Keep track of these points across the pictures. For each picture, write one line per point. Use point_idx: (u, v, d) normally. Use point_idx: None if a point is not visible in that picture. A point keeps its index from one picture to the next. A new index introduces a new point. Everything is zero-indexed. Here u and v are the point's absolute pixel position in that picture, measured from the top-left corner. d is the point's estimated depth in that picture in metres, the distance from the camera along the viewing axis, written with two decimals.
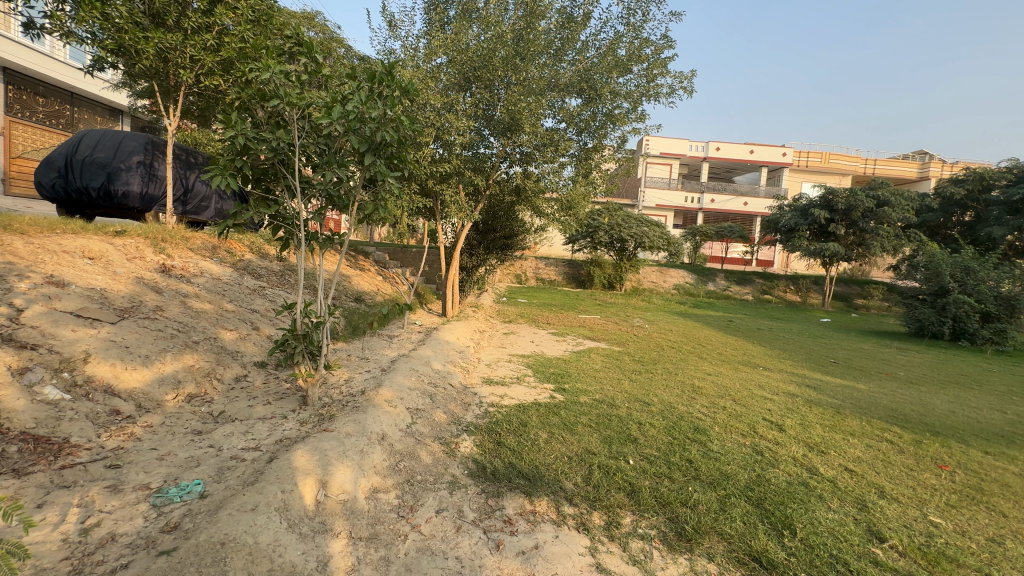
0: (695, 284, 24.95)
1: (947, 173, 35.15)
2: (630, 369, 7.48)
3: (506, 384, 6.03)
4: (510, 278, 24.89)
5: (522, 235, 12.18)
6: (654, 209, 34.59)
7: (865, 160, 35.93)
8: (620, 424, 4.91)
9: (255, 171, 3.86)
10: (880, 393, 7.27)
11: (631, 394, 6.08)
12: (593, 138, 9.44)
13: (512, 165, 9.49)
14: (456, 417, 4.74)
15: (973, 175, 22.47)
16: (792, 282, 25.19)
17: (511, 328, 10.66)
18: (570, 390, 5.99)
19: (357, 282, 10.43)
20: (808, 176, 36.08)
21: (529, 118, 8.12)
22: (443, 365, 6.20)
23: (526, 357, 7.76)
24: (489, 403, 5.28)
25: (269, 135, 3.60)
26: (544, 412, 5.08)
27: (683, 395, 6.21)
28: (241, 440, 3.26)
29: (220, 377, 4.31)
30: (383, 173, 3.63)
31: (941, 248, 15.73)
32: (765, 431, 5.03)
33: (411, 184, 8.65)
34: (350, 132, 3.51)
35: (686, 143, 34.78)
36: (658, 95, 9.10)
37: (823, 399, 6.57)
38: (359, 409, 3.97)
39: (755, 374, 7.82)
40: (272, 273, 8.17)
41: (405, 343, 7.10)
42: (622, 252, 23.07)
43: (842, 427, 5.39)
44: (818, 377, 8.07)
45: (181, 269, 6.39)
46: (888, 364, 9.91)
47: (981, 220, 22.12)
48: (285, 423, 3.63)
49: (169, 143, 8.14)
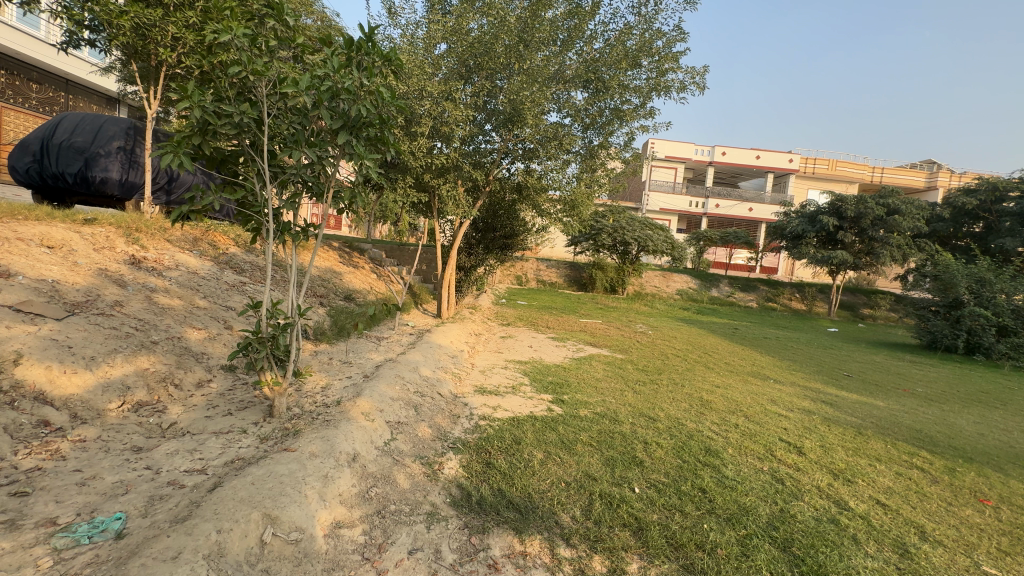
0: (698, 290, 24.48)
1: (956, 183, 34.68)
2: (633, 379, 7.02)
3: (500, 394, 5.57)
4: (510, 279, 24.45)
5: (523, 235, 11.73)
6: (659, 213, 34.12)
7: (873, 168, 35.46)
8: (623, 443, 4.45)
9: (220, 152, 3.41)
10: (900, 411, 6.80)
11: (636, 407, 5.61)
12: (599, 135, 9.01)
13: (514, 162, 9.07)
14: (443, 432, 4.28)
15: (985, 184, 21.98)
16: (797, 290, 24.73)
17: (508, 332, 10.20)
18: (569, 402, 5.54)
19: (349, 279, 9.98)
20: (815, 184, 35.59)
21: (533, 110, 7.67)
22: (432, 371, 5.75)
23: (523, 363, 7.30)
24: (481, 415, 4.81)
25: (230, 108, 3.11)
26: (540, 428, 4.62)
27: (692, 410, 5.74)
28: (186, 461, 2.80)
29: (179, 382, 3.85)
30: (359, 154, 3.13)
31: (955, 259, 15.25)
32: (783, 454, 4.57)
33: (407, 177, 8.20)
34: (321, 104, 3.03)
35: (692, 147, 34.31)
36: (669, 91, 8.64)
37: (842, 417, 6.11)
38: (330, 423, 3.51)
39: (767, 388, 7.35)
40: (257, 268, 7.73)
41: (395, 346, 6.65)
42: (624, 256, 22.62)
43: (867, 451, 4.93)
44: (833, 392, 7.59)
45: (154, 262, 5.95)
46: (903, 379, 9.44)
47: (993, 231, 21.62)
48: (243, 438, 3.18)
49: (150, 127, 7.70)
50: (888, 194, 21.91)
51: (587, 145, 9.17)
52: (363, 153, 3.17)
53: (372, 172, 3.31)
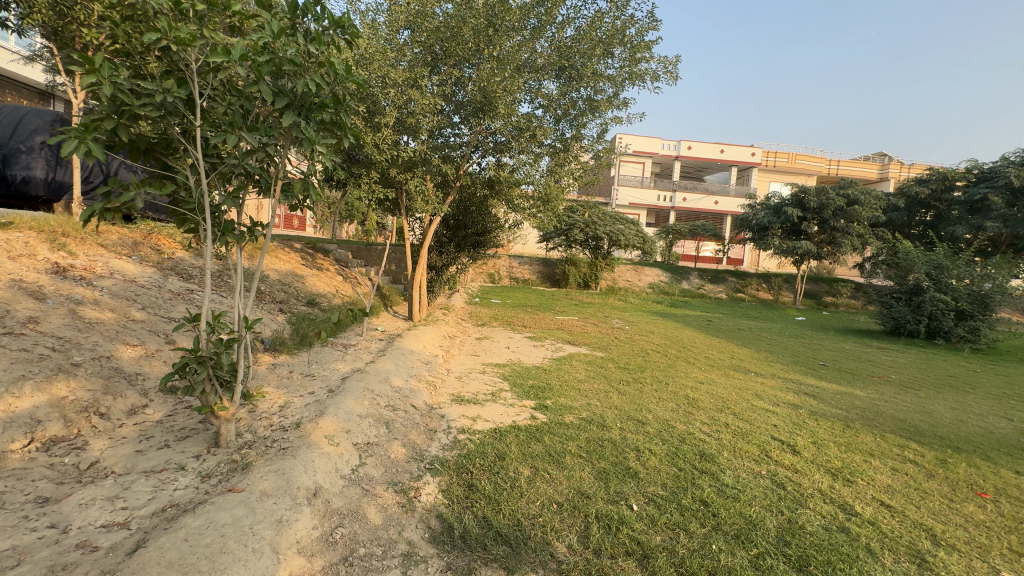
0: (670, 282, 24.71)
1: (906, 175, 36.30)
2: (616, 379, 6.75)
3: (480, 402, 5.19)
4: (483, 278, 24.03)
5: (496, 232, 11.35)
6: (628, 207, 34.36)
7: (830, 161, 36.75)
8: (614, 452, 4.14)
9: (144, 141, 2.87)
10: (881, 400, 6.78)
11: (623, 410, 5.33)
12: (572, 127, 8.74)
13: (485, 155, 8.69)
14: (418, 450, 3.86)
15: (936, 174, 22.92)
16: (764, 280, 25.31)
17: (484, 333, 9.81)
18: (553, 408, 5.21)
19: (312, 283, 9.36)
20: (776, 176, 36.56)
21: (504, 99, 7.28)
22: (405, 381, 5.31)
23: (502, 367, 6.93)
24: (459, 428, 4.42)
25: (151, 86, 2.60)
26: (524, 439, 4.26)
27: (680, 410, 5.50)
28: (103, 513, 2.30)
29: (105, 412, 3.30)
30: (310, 138, 2.63)
31: (913, 247, 15.76)
32: (778, 454, 4.38)
33: (372, 172, 7.69)
34: (259, 78, 2.52)
35: (659, 142, 34.64)
36: (642, 80, 8.41)
37: (827, 410, 6.01)
38: (287, 452, 3.05)
39: (750, 382, 7.23)
40: (207, 274, 7.06)
41: (363, 354, 6.16)
42: (597, 251, 22.57)
43: (858, 445, 4.80)
44: (813, 383, 7.55)
45: (83, 270, 5.28)
46: (875, 366, 9.57)
47: (944, 219, 22.60)
48: (180, 478, 2.69)
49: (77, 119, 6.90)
50: (848, 186, 22.57)
51: (559, 137, 8.85)
52: (314, 138, 2.66)
53: (326, 160, 2.81)
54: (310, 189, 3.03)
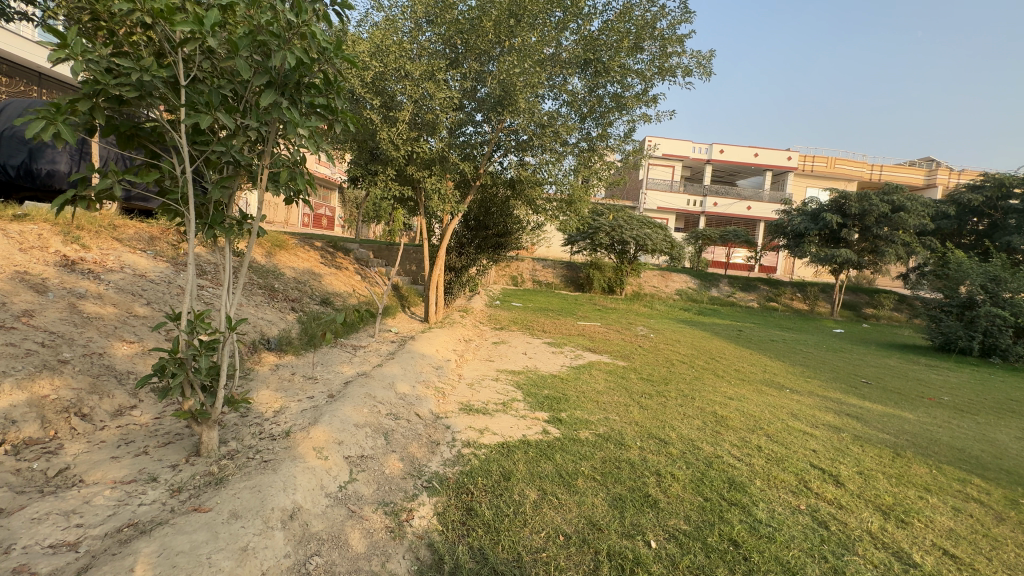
0: (698, 289, 23.88)
1: (957, 181, 34.22)
2: (638, 392, 6.32)
3: (489, 413, 4.87)
4: (505, 280, 23.75)
5: (518, 234, 11.04)
6: (656, 211, 33.54)
7: (872, 166, 35.03)
8: (633, 476, 3.75)
9: (127, 125, 2.68)
10: (934, 425, 6.14)
11: (643, 427, 4.92)
12: (598, 125, 8.38)
13: (506, 154, 8.41)
14: (417, 465, 3.57)
15: (991, 180, 21.45)
16: (798, 289, 24.20)
17: (501, 337, 9.49)
18: (568, 421, 4.85)
19: (329, 281, 9.26)
20: (814, 181, 35.09)
21: (525, 94, 6.98)
22: (412, 387, 5.03)
23: (517, 374, 6.60)
24: (464, 441, 4.11)
25: (127, 65, 2.38)
26: (533, 457, 3.92)
27: (707, 429, 5.05)
28: (54, 531, 2.08)
29: (88, 413, 3.12)
30: (292, 120, 2.34)
31: (966, 256, 14.69)
32: (818, 486, 3.91)
33: (388, 169, 7.50)
34: (236, 52, 2.26)
35: (689, 145, 33.72)
36: (673, 76, 7.95)
37: (873, 434, 5.44)
38: (269, 466, 2.79)
39: (784, 400, 6.68)
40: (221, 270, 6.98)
41: (372, 357, 5.92)
42: (622, 255, 21.98)
43: (911, 478, 4.27)
44: (855, 402, 6.92)
45: (93, 263, 5.22)
46: (925, 385, 8.81)
47: (998, 228, 21.11)
48: (149, 490, 2.47)
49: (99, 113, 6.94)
50: (893, 191, 21.34)
51: (584, 136, 8.50)
52: (298, 121, 2.38)
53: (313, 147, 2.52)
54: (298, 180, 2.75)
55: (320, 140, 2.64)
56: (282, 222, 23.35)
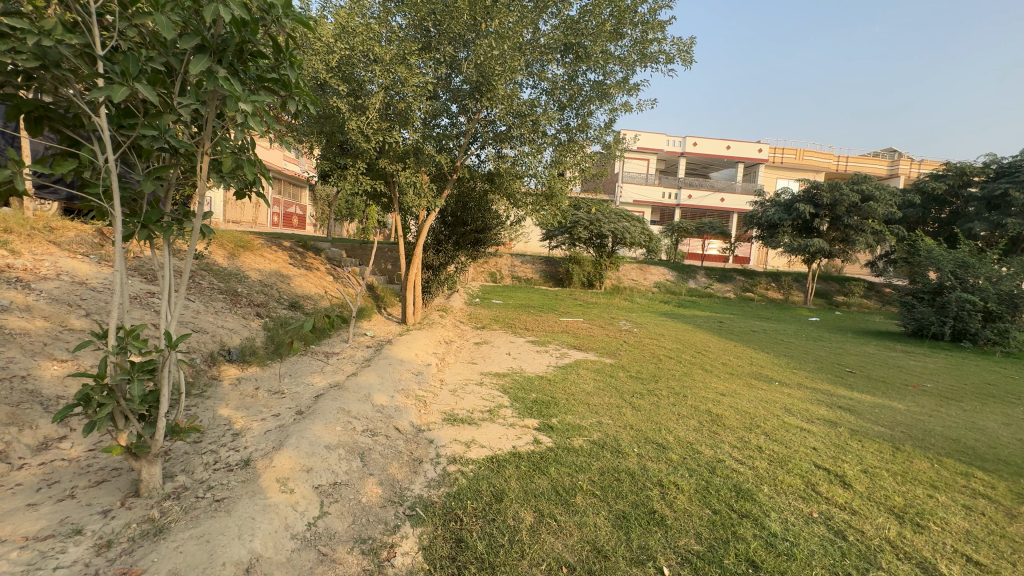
0: (676, 282, 23.99)
1: (918, 171, 35.40)
2: (629, 391, 6.07)
3: (476, 423, 4.50)
4: (484, 277, 23.34)
5: (497, 229, 10.67)
6: (632, 205, 33.61)
7: (839, 157, 35.92)
8: (634, 489, 3.46)
9: (33, 104, 2.22)
10: (925, 415, 6.07)
11: (639, 431, 4.65)
12: (578, 116, 8.10)
13: (484, 146, 8.04)
14: (398, 488, 3.19)
15: (953, 169, 22.10)
16: (773, 279, 24.58)
17: (483, 337, 9.12)
18: (560, 428, 4.54)
19: (298, 283, 8.72)
20: (784, 173, 35.77)
21: (503, 81, 6.61)
22: (390, 398, 4.64)
23: (502, 377, 6.27)
24: (450, 457, 3.75)
25: (25, 28, 1.93)
26: (526, 472, 3.59)
27: (704, 431, 4.82)
28: None
29: (3, 450, 2.65)
30: (231, 92, 1.91)
31: (935, 243, 15.04)
32: (828, 489, 3.70)
33: (358, 163, 7.02)
34: (156, 6, 1.85)
35: (663, 138, 33.84)
36: (655, 63, 7.69)
37: (869, 428, 5.31)
38: (221, 508, 2.38)
39: (775, 394, 6.54)
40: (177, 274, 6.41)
41: (346, 365, 5.48)
42: (601, 249, 21.87)
43: (917, 475, 4.12)
44: (844, 394, 6.84)
45: (24, 271, 4.64)
46: (907, 373, 8.85)
47: (960, 216, 21.82)
48: (70, 547, 2.03)
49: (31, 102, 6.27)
50: (861, 181, 21.79)
51: (564, 127, 8.20)
52: (238, 92, 1.93)
53: (260, 126, 2.09)
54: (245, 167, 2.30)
55: (271, 120, 2.22)
56: (250, 221, 22.39)
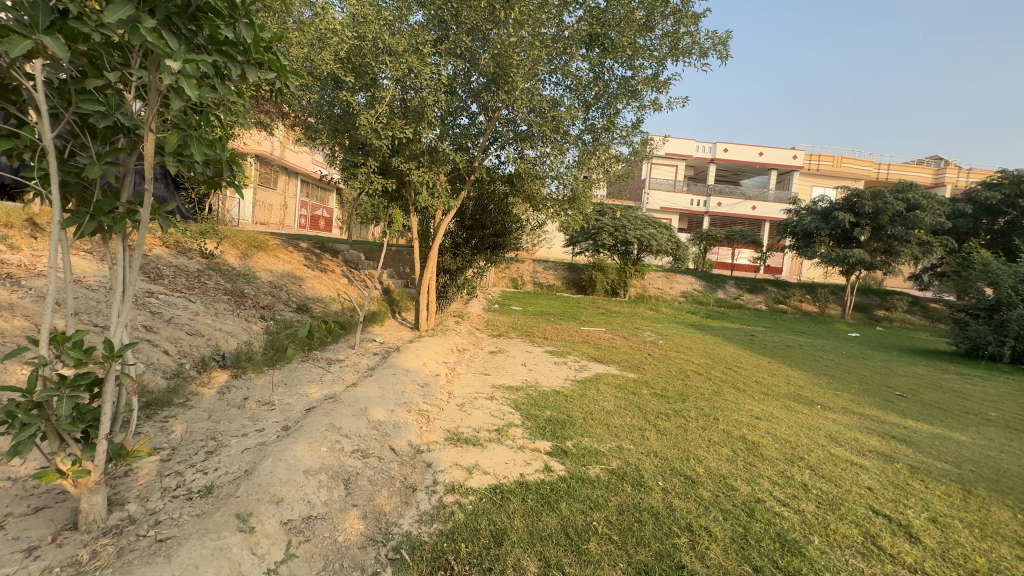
0: (704, 292, 23.09)
1: (967, 181, 33.40)
2: (653, 411, 5.53)
3: (481, 444, 4.06)
4: (505, 282, 22.96)
5: (517, 234, 10.26)
6: (659, 212, 32.75)
7: (880, 164, 34.23)
8: (658, 535, 2.95)
9: None
10: (994, 450, 5.34)
11: (664, 460, 4.13)
12: (603, 116, 7.67)
13: (504, 147, 7.70)
14: (385, 524, 2.78)
15: (1009, 178, 20.62)
16: (808, 291, 23.40)
17: (498, 346, 8.69)
18: (575, 454, 4.07)
19: (310, 286, 8.49)
20: (820, 181, 34.32)
21: (522, 75, 6.22)
22: (389, 413, 4.26)
23: (515, 390, 5.82)
24: (448, 485, 3.32)
25: None
26: (533, 508, 3.13)
27: (738, 462, 4.27)
28: None
29: None
30: (156, 43, 1.56)
31: (992, 255, 13.87)
32: (892, 544, 3.12)
33: (371, 161, 6.71)
34: None
35: (693, 144, 32.92)
36: (688, 57, 7.16)
37: (931, 464, 4.65)
38: (161, 554, 2.00)
39: (818, 420, 5.88)
40: (182, 273, 6.21)
41: (347, 374, 5.14)
42: (626, 256, 21.20)
43: (999, 529, 3.48)
44: (897, 421, 6.13)
45: (16, 267, 4.45)
46: (965, 399, 8.00)
47: (1016, 227, 20.31)
48: None
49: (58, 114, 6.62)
50: (907, 190, 20.53)
51: (588, 127, 7.76)
52: (165, 46, 1.59)
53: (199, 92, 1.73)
54: (191, 145, 1.95)
55: (221, 89, 1.89)
56: (276, 223, 22.64)
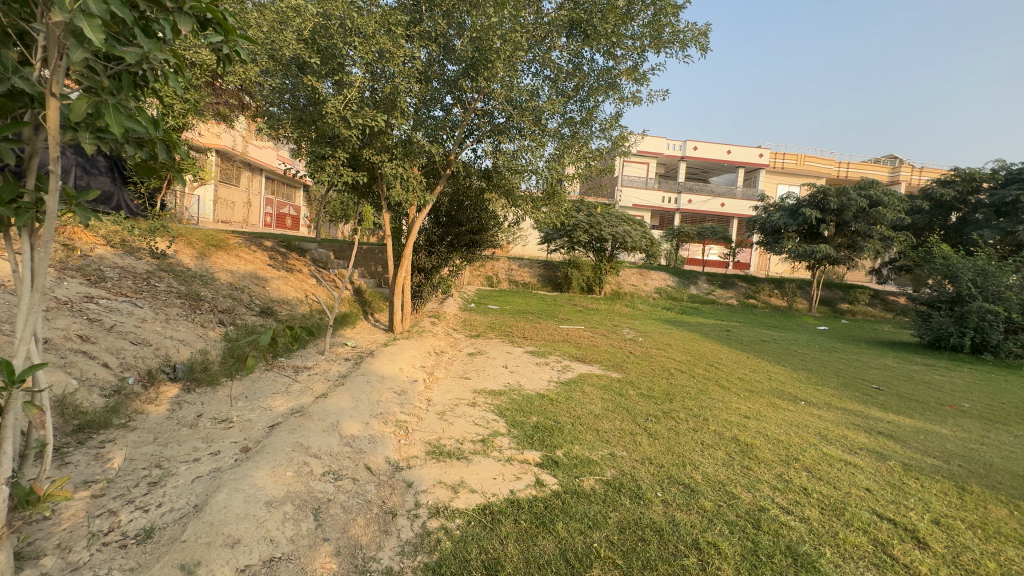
0: (677, 288, 23.32)
1: (921, 179, 34.98)
2: (642, 414, 5.32)
3: (465, 457, 3.74)
4: (479, 281, 22.60)
5: (493, 230, 9.94)
6: (631, 209, 32.96)
7: (840, 163, 35.45)
8: (665, 556, 2.70)
9: None
10: (977, 442, 5.37)
11: (660, 467, 3.90)
12: (582, 108, 7.42)
13: (480, 140, 7.35)
14: (362, 560, 2.43)
15: (962, 176, 21.57)
16: (776, 286, 23.95)
17: (477, 347, 8.35)
18: (567, 465, 3.79)
19: (275, 287, 7.95)
20: (785, 179, 35.30)
21: (500, 61, 5.88)
22: (364, 426, 3.88)
23: (498, 395, 5.51)
24: (432, 508, 2.99)
25: None
26: (528, 531, 2.82)
27: (735, 466, 4.09)
28: None
29: None
30: None
31: (951, 248, 14.39)
32: (906, 553, 2.97)
33: (339, 152, 6.26)
34: None
35: (664, 141, 33.27)
36: (669, 48, 6.98)
37: (922, 460, 4.60)
38: None
39: (805, 417, 5.80)
40: (129, 275, 5.63)
41: (316, 384, 4.71)
42: (600, 254, 21.16)
43: (1002, 528, 3.40)
44: (881, 416, 6.12)
45: None
46: (937, 390, 8.15)
47: (968, 223, 21.28)
48: None
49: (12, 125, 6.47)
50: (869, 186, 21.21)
51: (567, 120, 7.49)
52: None
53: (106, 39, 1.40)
54: (104, 114, 1.53)
55: (145, 41, 1.55)
56: (239, 221, 21.59)
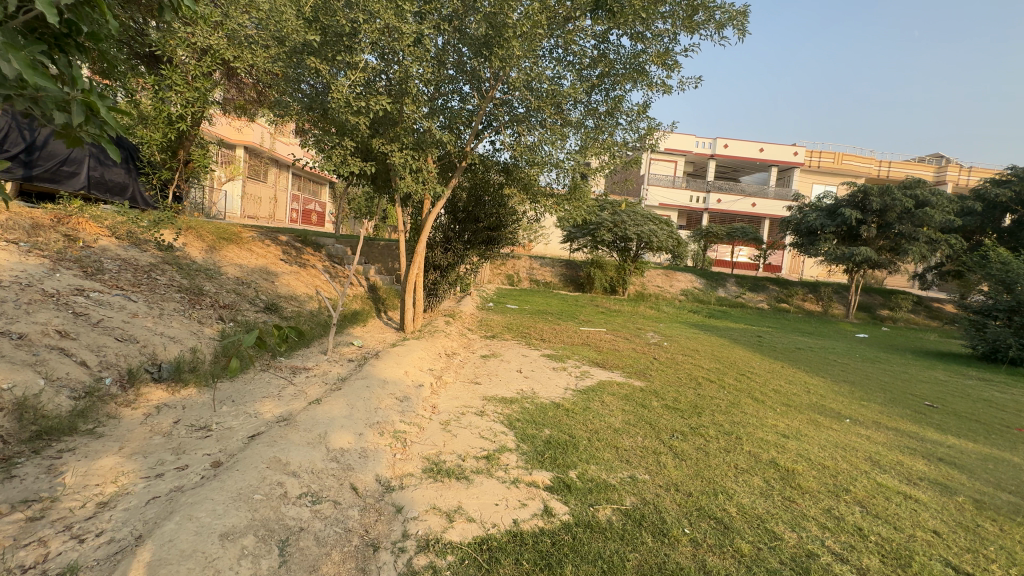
0: (704, 290, 22.44)
1: (970, 179, 32.90)
2: (666, 429, 4.81)
3: (465, 478, 3.33)
4: (499, 279, 22.24)
5: (512, 227, 9.50)
6: (658, 208, 32.01)
7: (882, 161, 33.64)
8: None
9: None
10: None
11: (688, 496, 3.41)
12: (605, 97, 6.92)
13: (497, 130, 6.93)
14: None
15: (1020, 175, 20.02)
16: (810, 290, 22.79)
17: (492, 349, 7.94)
18: (581, 490, 3.33)
19: (285, 282, 7.73)
20: (821, 178, 33.75)
21: (517, 42, 5.43)
22: (355, 438, 3.51)
23: (509, 404, 5.08)
24: (420, 540, 2.58)
25: None
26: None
27: (774, 496, 3.56)
28: None
29: None
30: None
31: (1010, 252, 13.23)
32: None
33: (348, 141, 5.94)
34: None
35: (693, 138, 32.22)
36: (701, 30, 6.41)
37: (995, 496, 3.97)
38: None
39: (851, 437, 5.19)
40: (129, 267, 5.44)
41: (312, 388, 4.38)
42: (624, 253, 20.47)
43: None
44: (939, 438, 5.44)
45: None
46: (999, 409, 7.34)
47: None
48: None
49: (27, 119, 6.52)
50: (915, 186, 19.91)
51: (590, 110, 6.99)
52: None
53: None
54: None
55: None
56: (265, 216, 21.76)
